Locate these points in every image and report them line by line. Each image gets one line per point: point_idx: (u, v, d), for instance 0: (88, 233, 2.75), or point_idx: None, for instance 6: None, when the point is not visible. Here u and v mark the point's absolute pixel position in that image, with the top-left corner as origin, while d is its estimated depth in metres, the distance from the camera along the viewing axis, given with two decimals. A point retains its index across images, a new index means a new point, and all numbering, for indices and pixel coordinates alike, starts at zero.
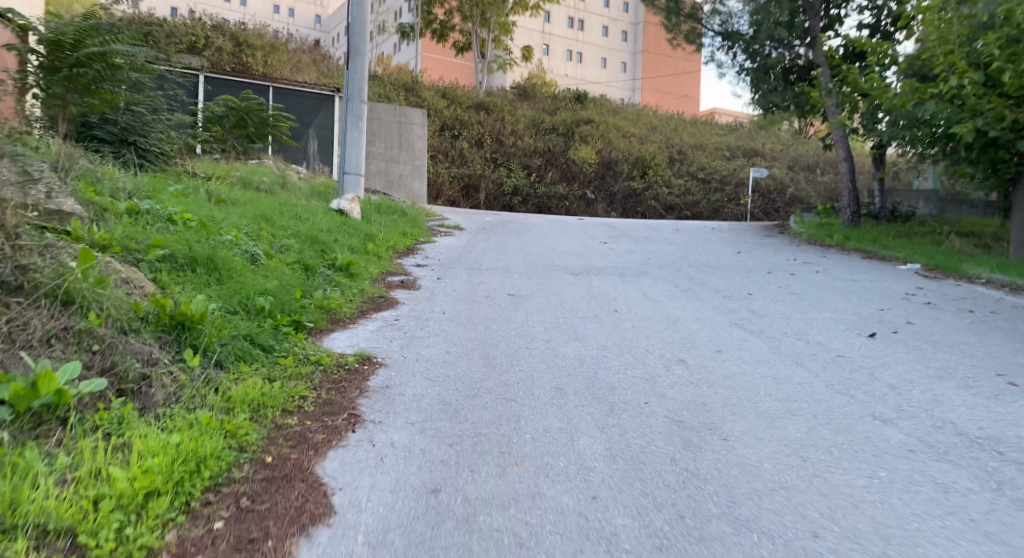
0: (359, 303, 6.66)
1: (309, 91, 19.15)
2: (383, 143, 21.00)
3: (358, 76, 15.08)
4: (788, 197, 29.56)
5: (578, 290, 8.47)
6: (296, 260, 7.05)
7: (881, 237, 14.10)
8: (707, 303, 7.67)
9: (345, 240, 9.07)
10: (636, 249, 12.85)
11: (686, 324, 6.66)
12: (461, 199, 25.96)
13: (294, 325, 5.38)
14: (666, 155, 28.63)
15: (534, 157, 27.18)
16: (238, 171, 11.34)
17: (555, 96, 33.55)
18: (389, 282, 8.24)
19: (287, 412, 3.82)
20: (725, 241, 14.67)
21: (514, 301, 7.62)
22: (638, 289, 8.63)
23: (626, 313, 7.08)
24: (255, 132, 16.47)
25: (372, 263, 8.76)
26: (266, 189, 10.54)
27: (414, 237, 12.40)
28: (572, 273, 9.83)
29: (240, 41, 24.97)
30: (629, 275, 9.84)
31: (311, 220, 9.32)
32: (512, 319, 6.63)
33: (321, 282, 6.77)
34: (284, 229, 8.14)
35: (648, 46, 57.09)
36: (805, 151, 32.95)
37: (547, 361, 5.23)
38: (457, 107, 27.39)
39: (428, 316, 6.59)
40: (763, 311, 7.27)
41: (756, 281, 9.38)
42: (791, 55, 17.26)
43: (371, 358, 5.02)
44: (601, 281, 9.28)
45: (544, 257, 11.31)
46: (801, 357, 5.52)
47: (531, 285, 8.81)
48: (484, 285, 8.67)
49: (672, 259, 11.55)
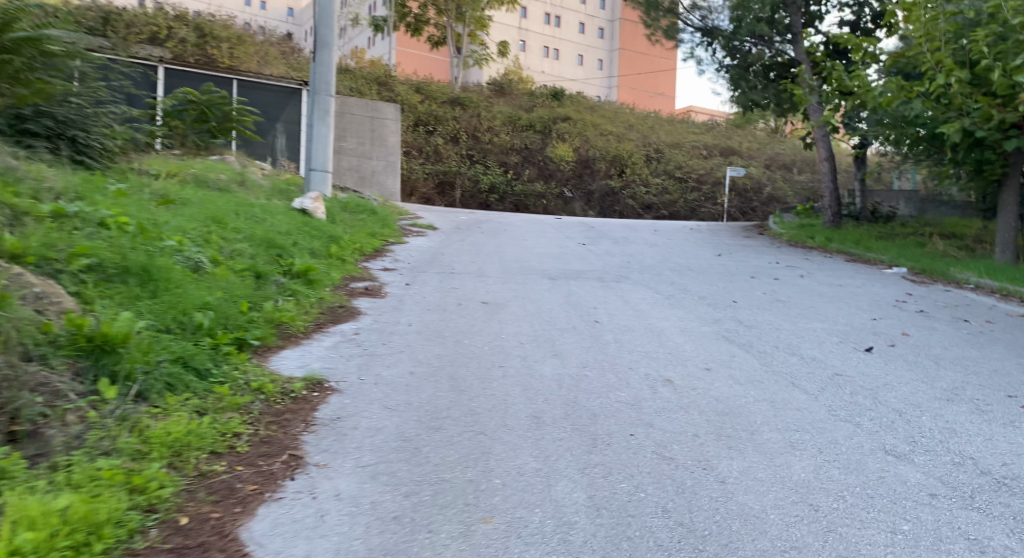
0: (314, 317, 6.10)
1: (276, 84, 18.40)
2: (355, 139, 20.36)
3: (325, 68, 14.46)
4: (765, 196, 29.34)
5: (555, 298, 7.97)
6: (247, 268, 6.47)
7: (864, 238, 13.82)
8: (691, 313, 7.22)
9: (305, 243, 8.56)
10: (615, 251, 12.41)
11: (670, 336, 6.19)
12: (435, 197, 25.18)
13: (237, 344, 4.81)
14: (643, 154, 28.32)
15: (511, 155, 26.64)
16: (195, 168, 10.68)
17: (532, 92, 33.07)
18: (352, 289, 7.68)
19: (216, 455, 3.26)
20: (706, 242, 14.28)
21: (485, 310, 7.10)
22: (618, 296, 8.16)
23: (605, 324, 6.60)
24: (217, 126, 15.89)
25: (333, 269, 8.20)
26: (223, 188, 9.90)
27: (383, 238, 11.83)
28: (549, 277, 9.34)
29: (205, 32, 24.10)
30: (609, 280, 9.38)
31: (270, 222, 8.72)
32: (483, 331, 6.11)
33: (273, 293, 6.19)
34: (238, 232, 7.54)
35: (624, 43, 56.87)
36: (782, 150, 32.84)
37: (520, 383, 4.72)
38: (432, 103, 26.77)
39: (392, 328, 6.05)
40: (751, 322, 6.83)
41: (740, 287, 8.96)
42: (771, 51, 16.94)
43: (322, 382, 4.47)
44: (579, 287, 8.80)
45: (520, 260, 10.82)
46: (796, 376, 5.06)
47: (505, 290, 8.31)
48: (454, 291, 8.14)
49: (652, 262, 11.11)
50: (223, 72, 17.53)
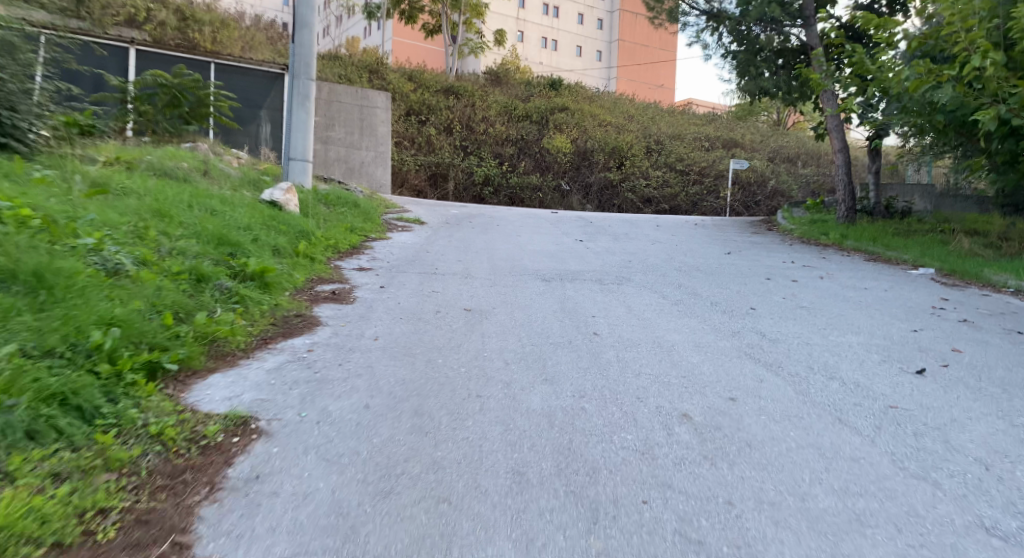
0: (261, 330, 5.14)
1: (257, 69, 17.39)
2: (343, 127, 19.31)
3: (304, 50, 13.47)
4: (769, 189, 28.36)
5: (548, 303, 7.05)
6: (187, 270, 5.52)
7: (881, 236, 12.89)
8: (704, 323, 6.28)
9: (268, 241, 7.64)
10: (615, 249, 11.47)
11: (682, 353, 5.25)
12: (428, 189, 24.26)
13: (148, 370, 3.87)
14: (643, 146, 27.41)
15: (506, 146, 25.62)
16: (155, 155, 9.71)
17: (529, 82, 32.08)
18: (316, 294, 6.72)
19: (58, 550, 2.32)
20: (713, 240, 13.35)
21: (467, 318, 6.16)
22: (620, 302, 7.22)
23: (606, 337, 5.66)
24: (190, 112, 14.89)
25: (297, 270, 7.24)
26: (183, 177, 8.92)
27: (363, 234, 10.88)
28: (542, 279, 8.41)
29: (187, 15, 23.01)
30: (609, 282, 8.46)
31: (228, 216, 7.76)
32: (462, 347, 5.16)
33: (213, 300, 5.25)
34: (185, 230, 6.59)
35: (623, 34, 55.82)
36: (786, 142, 31.85)
37: (501, 420, 3.78)
38: (424, 91, 25.82)
39: (353, 344, 5.10)
40: (776, 335, 5.89)
41: (756, 291, 8.02)
42: (781, 36, 15.93)
43: (248, 422, 3.52)
44: (575, 290, 7.86)
45: (512, 258, 9.89)
46: (841, 408, 4.11)
47: (492, 294, 7.38)
48: (435, 294, 7.23)
49: (656, 261, 10.16)
50: (201, 56, 16.58)
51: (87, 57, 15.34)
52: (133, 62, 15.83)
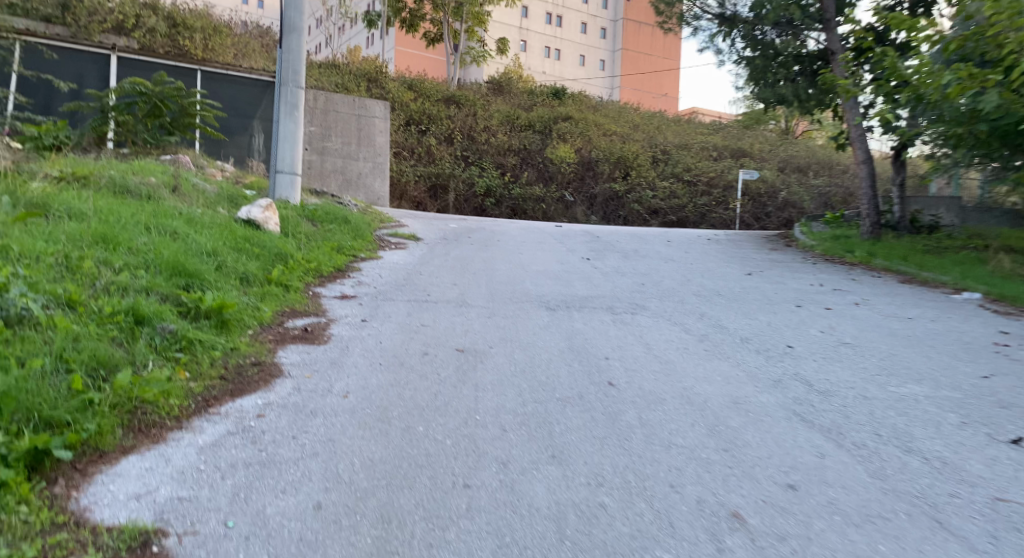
0: (203, 386, 4.22)
1: (246, 77, 16.60)
2: (340, 138, 18.44)
3: (293, 56, 12.65)
4: (780, 200, 27.42)
5: (555, 339, 6.14)
6: (123, 309, 4.62)
7: (913, 253, 11.97)
8: (738, 369, 5.35)
9: (235, 269, 6.77)
10: (626, 269, 10.57)
11: (717, 414, 4.32)
12: (427, 201, 23.24)
13: (31, 460, 2.94)
14: (649, 156, 26.60)
15: (508, 156, 24.79)
16: (121, 168, 8.86)
17: (532, 91, 31.33)
18: (285, 332, 5.80)
19: None
20: (730, 257, 12.43)
21: (460, 362, 5.24)
22: (636, 337, 6.29)
23: (624, 390, 4.74)
24: (173, 121, 14.10)
25: (265, 303, 6.34)
26: (147, 194, 8.04)
27: (351, 254, 9.99)
28: (546, 307, 7.50)
29: (176, 21, 22.24)
30: (621, 310, 7.56)
31: (191, 241, 6.89)
32: (450, 406, 4.24)
33: (147, 349, 4.34)
34: (134, 259, 5.69)
35: (627, 43, 55.16)
36: (796, 151, 30.90)
37: (495, 530, 2.84)
38: (425, 101, 25.11)
39: (319, 404, 4.18)
40: (826, 385, 4.96)
41: (789, 324, 7.11)
42: (799, 41, 15.04)
43: (149, 542, 2.60)
44: (584, 322, 6.94)
45: (513, 282, 8.99)
46: (935, 503, 3.17)
47: (489, 328, 6.46)
48: (425, 329, 6.31)
49: (671, 284, 9.24)
50: (188, 63, 15.74)
51: (59, 62, 14.46)
52: (115, 69, 15.07)
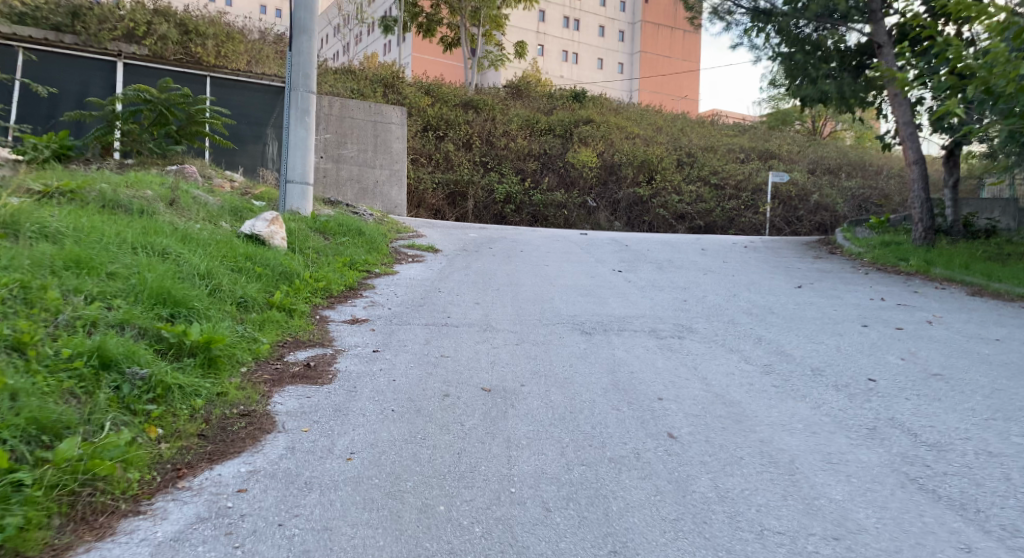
0: (175, 450, 3.43)
1: (257, 82, 15.94)
2: (355, 144, 17.75)
3: (303, 59, 11.98)
4: (812, 203, 26.28)
5: (596, 373, 5.30)
6: (85, 350, 3.85)
7: (975, 261, 10.98)
8: (820, 413, 4.48)
9: (231, 294, 6.03)
10: (662, 282, 9.71)
11: (812, 481, 3.46)
12: (445, 209, 22.49)
13: None
14: (674, 159, 25.68)
15: (529, 161, 23.97)
16: (114, 181, 8.17)
17: (552, 95, 30.57)
18: (283, 368, 5.01)
19: None
20: (772, 268, 11.51)
21: (488, 407, 4.42)
22: (690, 369, 5.42)
23: (688, 445, 3.89)
24: (179, 129, 13.57)
25: (263, 333, 5.57)
26: (140, 208, 7.32)
27: (364, 269, 9.24)
28: (581, 331, 6.66)
29: (189, 28, 21.76)
30: (667, 333, 6.70)
31: (184, 261, 6.16)
32: (478, 474, 3.44)
33: (108, 403, 3.54)
34: (110, 286, 4.95)
35: (645, 45, 54.22)
36: (827, 152, 29.78)
37: None
38: (442, 106, 24.42)
39: (315, 473, 3.38)
40: (935, 436, 4.07)
41: (862, 349, 6.23)
42: (840, 35, 14.13)
43: None
44: (625, 349, 6.09)
45: (541, 300, 8.16)
46: None
47: (519, 358, 5.63)
48: (446, 360, 5.50)
49: (716, 300, 8.37)
50: (194, 69, 15.10)
51: (62, 71, 13.93)
52: (120, 76, 14.44)
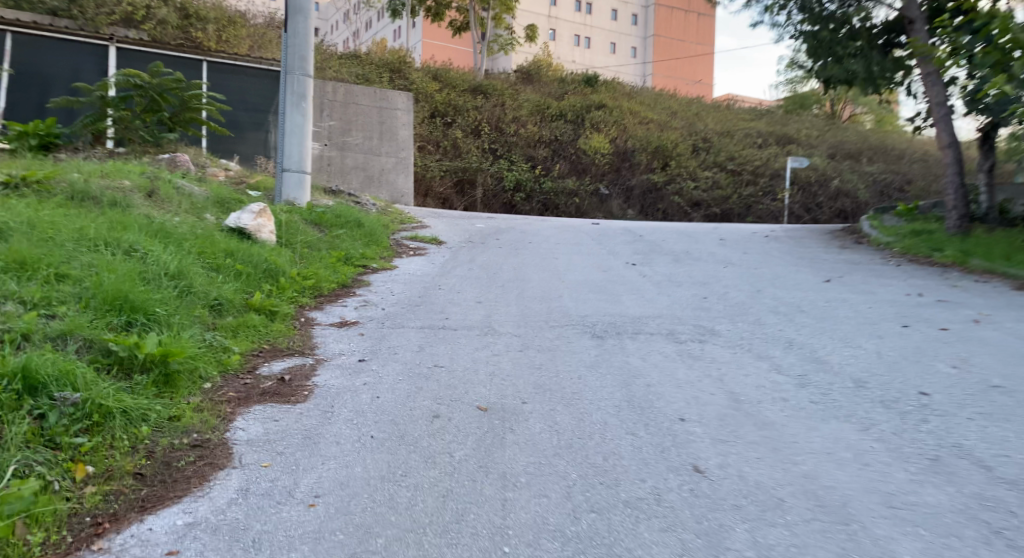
0: (99, 497, 2.87)
1: (255, 67, 15.31)
2: (361, 132, 17.10)
3: (298, 41, 11.36)
4: (832, 189, 25.28)
5: (609, 386, 4.67)
6: (8, 371, 3.30)
7: (1017, 252, 10.20)
8: (870, 437, 3.82)
9: (204, 296, 5.45)
10: (680, 277, 9.04)
11: (873, 534, 2.82)
12: (454, 197, 21.72)
13: None
14: (689, 144, 24.89)
15: (539, 148, 23.29)
16: (88, 170, 7.62)
17: (563, 79, 29.76)
18: (254, 383, 4.43)
19: None
20: (796, 259, 10.81)
21: (483, 432, 3.82)
22: (715, 382, 4.79)
23: (718, 483, 3.27)
24: (172, 117, 13.07)
25: (235, 342, 5.00)
26: (113, 201, 6.77)
27: (360, 264, 8.67)
28: (592, 334, 6.04)
29: (190, 12, 21.15)
30: (687, 336, 6.06)
31: (153, 258, 5.58)
32: (464, 526, 2.84)
33: (24, 440, 2.98)
34: (57, 292, 4.39)
35: (659, 29, 53.07)
36: (847, 136, 28.82)
37: None
38: (450, 91, 23.76)
39: (265, 526, 2.79)
40: (1013, 471, 3.42)
41: (907, 355, 5.55)
42: (866, 12, 13.31)
43: None
44: (641, 357, 5.46)
45: (548, 298, 7.54)
46: None
47: (521, 369, 5.01)
48: (440, 372, 4.89)
49: (739, 298, 7.70)
50: (190, 53, 14.56)
51: (51, 56, 13.38)
52: (114, 59, 13.90)
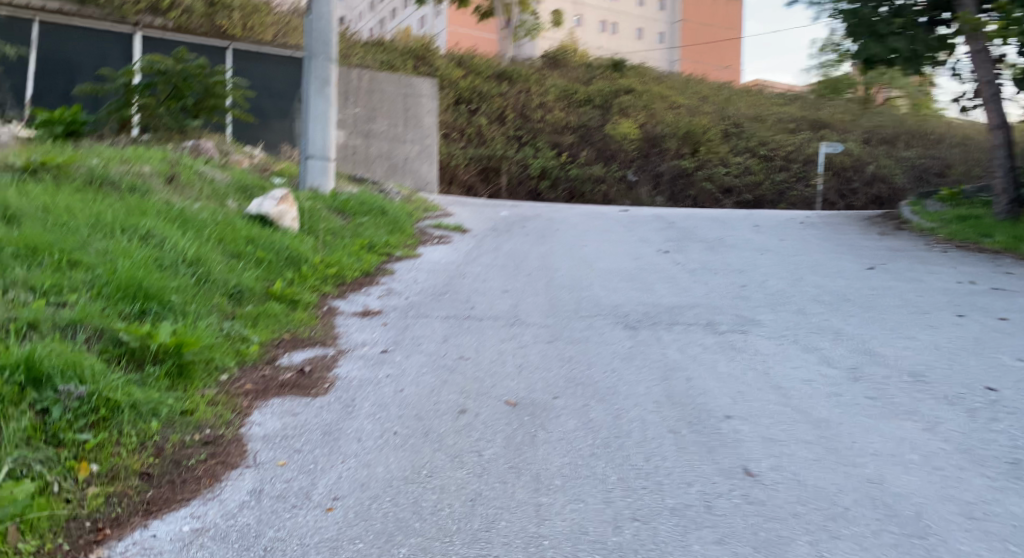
0: (102, 499, 2.67)
1: (279, 53, 15.19)
2: (386, 119, 16.88)
3: (322, 24, 11.14)
4: (868, 174, 24.65)
5: (646, 380, 4.38)
6: (10, 362, 3.12)
7: None
8: (938, 437, 3.49)
9: (223, 283, 5.27)
10: (715, 265, 8.69)
11: (955, 550, 2.51)
12: (479, 184, 21.71)
13: None
14: (719, 129, 24.34)
15: (566, 134, 22.87)
16: (107, 156, 7.48)
17: (589, 64, 29.31)
18: (272, 375, 4.22)
19: None
20: (836, 246, 10.37)
21: (513, 429, 3.56)
22: (760, 377, 4.48)
23: (773, 489, 2.97)
24: (196, 104, 12.79)
25: (254, 331, 4.80)
26: (132, 186, 6.63)
27: (384, 252, 8.47)
28: (625, 325, 5.75)
29: None
30: (726, 327, 5.74)
31: (171, 243, 5.40)
32: (495, 535, 2.59)
33: (23, 437, 2.80)
34: (68, 279, 4.22)
35: (686, 14, 52.14)
36: (883, 120, 27.97)
37: None
38: (475, 77, 23.50)
39: (279, 532, 2.56)
40: None
41: (967, 346, 5.17)
42: None
43: None
44: (678, 348, 5.16)
45: (577, 287, 7.25)
46: None
47: (552, 361, 4.75)
48: (466, 364, 4.64)
49: (779, 286, 7.34)
50: (215, 40, 14.52)
51: (76, 44, 13.32)
52: (138, 47, 13.88)
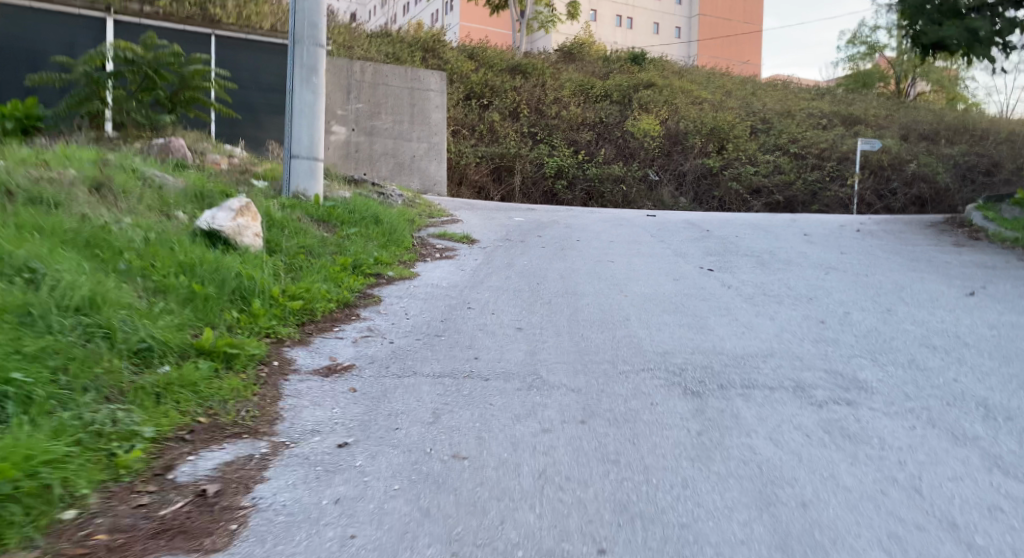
0: None
1: (269, 41, 13.65)
2: (390, 115, 15.30)
3: (308, 5, 9.59)
4: (908, 172, 22.57)
5: (739, 509, 2.80)
6: None
7: None
8: None
9: (119, 338, 3.75)
10: (777, 289, 7.06)
11: None
12: (491, 185, 19.65)
13: None
14: (746, 126, 22.63)
15: (582, 132, 21.33)
16: (19, 159, 6.01)
17: (608, 58, 27.69)
18: (154, 505, 2.69)
19: None
20: (913, 262, 8.70)
21: None
22: (914, 500, 2.88)
23: None
24: (171, 96, 11.27)
25: (151, 415, 3.29)
26: (37, 198, 5.16)
27: (371, 273, 6.94)
28: (686, 391, 4.16)
29: None
30: (827, 395, 4.12)
31: (54, 278, 3.90)
32: None
33: None
34: None
35: (704, 8, 50.28)
36: (920, 115, 26.07)
37: None
38: (487, 71, 21.99)
39: None
40: None
41: None
42: None
43: None
44: (770, 435, 3.57)
45: (610, 323, 5.70)
46: None
47: (590, 466, 3.16)
48: (459, 471, 3.08)
49: (871, 324, 5.71)
50: (197, 27, 12.97)
51: (42, 30, 11.91)
52: (111, 33, 12.36)
